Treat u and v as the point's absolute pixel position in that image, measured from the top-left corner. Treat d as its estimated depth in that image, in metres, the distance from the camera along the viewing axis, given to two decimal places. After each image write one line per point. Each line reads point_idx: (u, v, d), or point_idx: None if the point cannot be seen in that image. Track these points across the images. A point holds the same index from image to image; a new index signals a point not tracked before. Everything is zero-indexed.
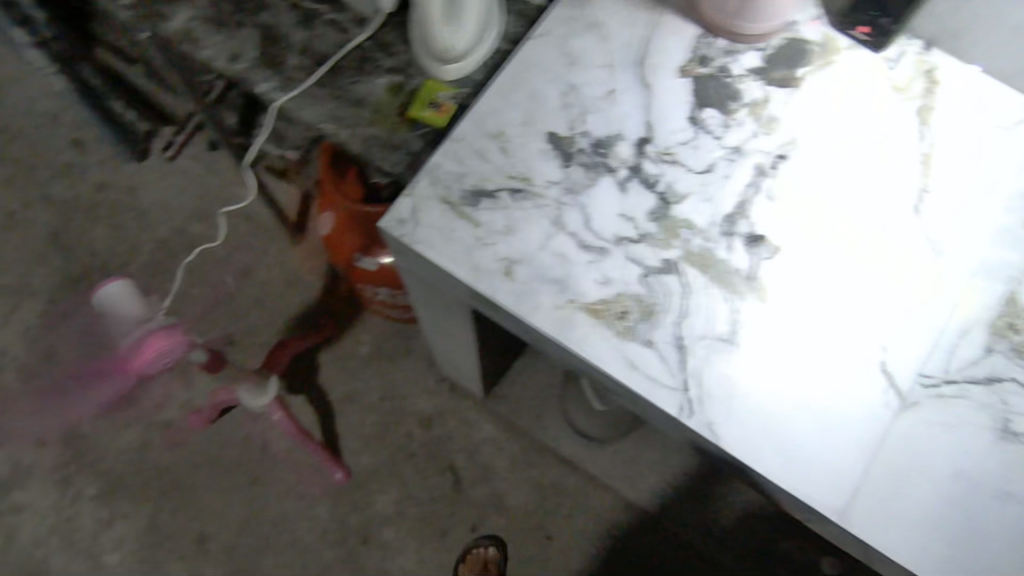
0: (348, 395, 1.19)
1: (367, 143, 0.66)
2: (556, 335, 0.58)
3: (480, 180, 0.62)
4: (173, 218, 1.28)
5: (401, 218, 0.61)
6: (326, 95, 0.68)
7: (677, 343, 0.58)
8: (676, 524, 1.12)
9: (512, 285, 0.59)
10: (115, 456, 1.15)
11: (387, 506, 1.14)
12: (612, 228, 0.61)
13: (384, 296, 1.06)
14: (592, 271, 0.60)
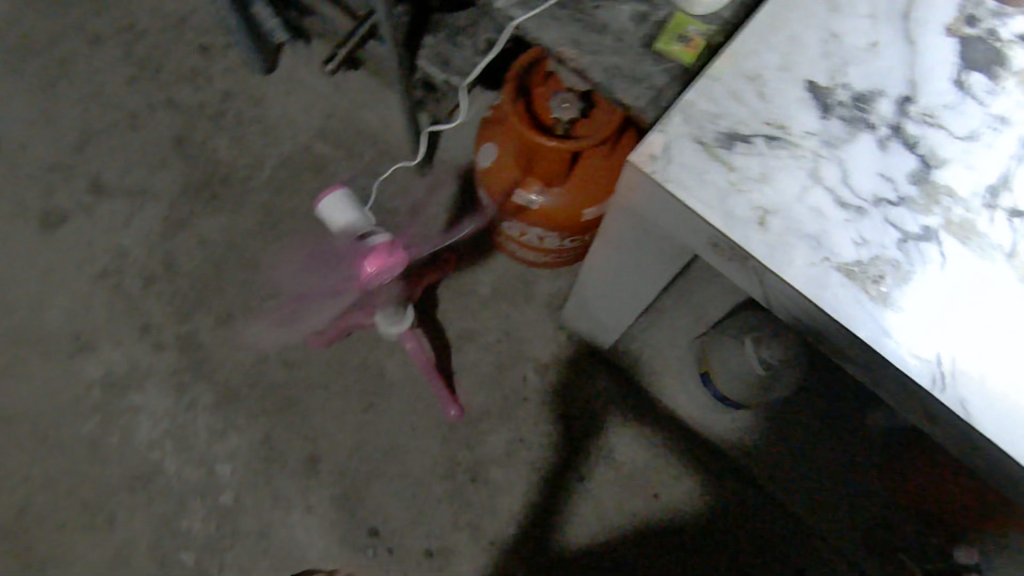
0: (465, 333, 1.18)
1: (608, 71, 0.64)
2: (809, 290, 0.56)
3: (735, 123, 0.60)
4: (299, 137, 1.26)
5: (653, 154, 0.59)
6: (565, 17, 0.66)
7: (935, 312, 0.56)
8: (787, 487, 1.13)
9: (766, 235, 0.58)
10: (231, 368, 1.16)
11: (498, 448, 1.14)
12: (871, 188, 0.59)
13: (531, 237, 1.03)
14: (849, 228, 0.58)
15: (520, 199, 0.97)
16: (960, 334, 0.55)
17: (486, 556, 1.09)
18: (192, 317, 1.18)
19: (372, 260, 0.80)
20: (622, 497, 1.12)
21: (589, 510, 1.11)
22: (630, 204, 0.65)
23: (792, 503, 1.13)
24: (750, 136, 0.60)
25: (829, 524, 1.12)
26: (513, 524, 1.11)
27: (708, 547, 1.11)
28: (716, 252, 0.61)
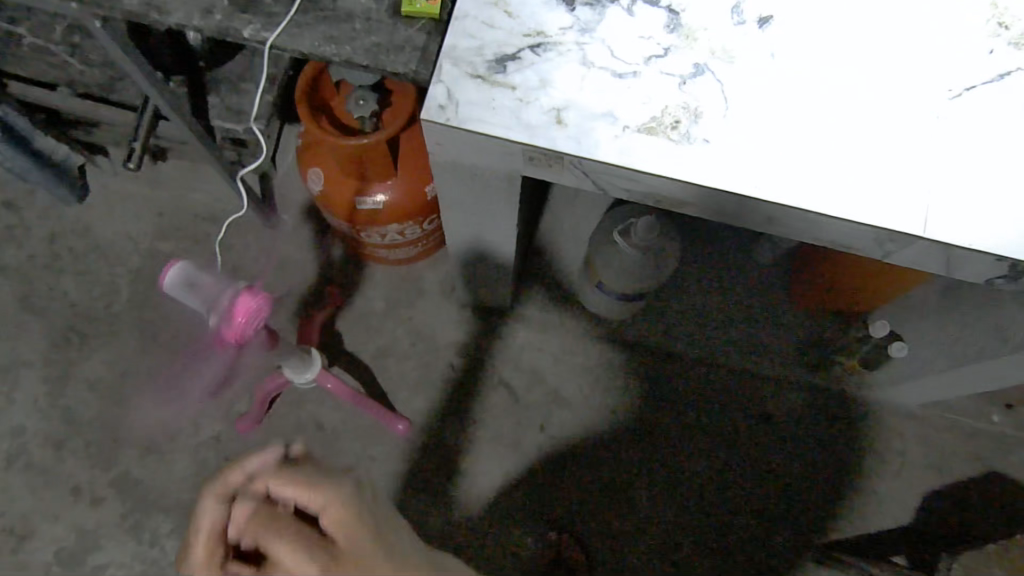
0: (380, 351, 1.19)
1: (372, 51, 0.67)
2: (624, 159, 0.62)
3: (500, 47, 0.64)
4: (141, 244, 1.24)
5: (441, 104, 0.63)
6: (312, 19, 0.67)
7: (730, 132, 0.62)
8: (720, 350, 1.19)
9: (567, 131, 0.62)
10: (178, 486, 1.15)
11: (455, 438, 1.16)
12: (636, 51, 0.64)
13: (391, 236, 1.06)
14: (633, 94, 0.63)
15: (364, 206, 0.99)
16: (758, 139, 0.61)
17: (488, 537, 1.13)
18: (119, 458, 1.16)
19: (237, 312, 0.81)
20: (584, 426, 1.17)
21: (559, 453, 1.16)
22: (447, 158, 0.68)
23: (731, 362, 1.18)
24: (518, 52, 0.64)
25: (770, 363, 1.18)
26: (499, 499, 1.14)
27: (678, 435, 1.16)
28: (536, 166, 0.66)
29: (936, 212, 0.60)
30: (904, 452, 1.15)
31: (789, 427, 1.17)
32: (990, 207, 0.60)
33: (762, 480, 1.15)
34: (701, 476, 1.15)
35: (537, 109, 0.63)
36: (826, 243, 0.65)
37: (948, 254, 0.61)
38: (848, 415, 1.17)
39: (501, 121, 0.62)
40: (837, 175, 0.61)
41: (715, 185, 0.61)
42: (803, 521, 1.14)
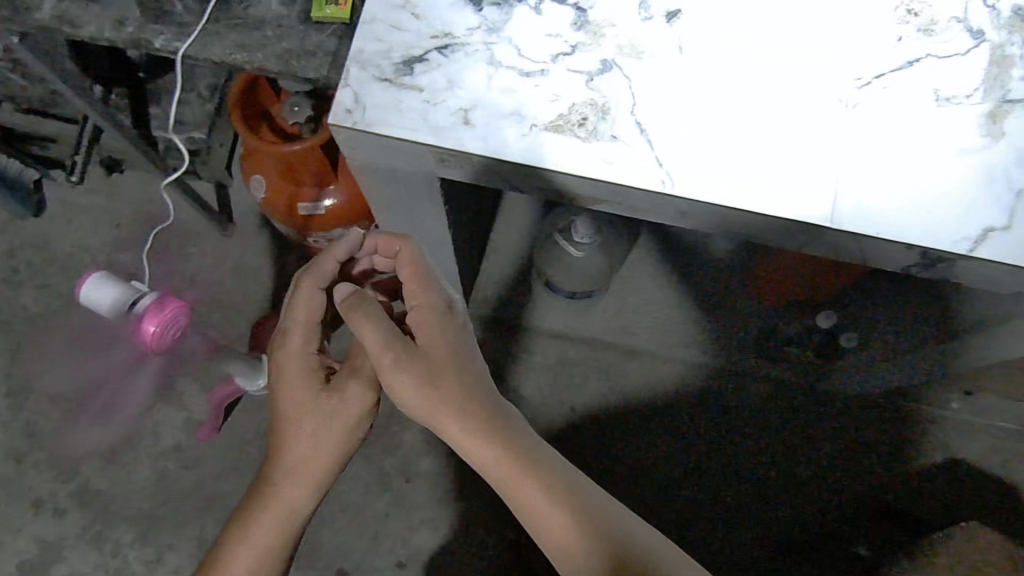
0: (338, 355, 1.19)
1: (284, 58, 0.67)
2: (532, 156, 0.61)
3: (407, 50, 0.64)
4: (99, 256, 1.24)
5: (348, 108, 0.62)
6: (224, 28, 0.68)
7: (637, 127, 0.61)
8: (680, 348, 1.18)
9: (474, 131, 0.62)
10: (140, 496, 1.15)
11: (414, 441, 1.16)
12: (543, 49, 0.63)
13: (338, 240, 1.05)
14: (540, 92, 0.62)
15: (307, 211, 0.99)
16: (668, 133, 0.61)
17: (449, 540, 1.13)
18: (80, 470, 1.16)
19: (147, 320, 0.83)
20: (544, 425, 1.16)
21: None
22: (363, 162, 0.68)
23: (691, 358, 1.18)
24: (425, 54, 0.64)
25: (732, 357, 1.17)
26: (461, 500, 1.14)
27: (639, 433, 1.16)
28: (449, 167, 0.65)
29: (844, 202, 0.59)
30: (861, 442, 1.15)
31: (750, 421, 1.16)
32: (899, 195, 0.59)
33: (726, 475, 1.15)
34: (663, 473, 1.15)
35: (445, 109, 0.62)
36: (743, 236, 0.65)
37: (859, 244, 0.60)
38: (811, 407, 1.16)
39: (409, 122, 0.62)
40: (749, 166, 0.60)
41: (621, 181, 0.60)
42: (765, 513, 1.14)
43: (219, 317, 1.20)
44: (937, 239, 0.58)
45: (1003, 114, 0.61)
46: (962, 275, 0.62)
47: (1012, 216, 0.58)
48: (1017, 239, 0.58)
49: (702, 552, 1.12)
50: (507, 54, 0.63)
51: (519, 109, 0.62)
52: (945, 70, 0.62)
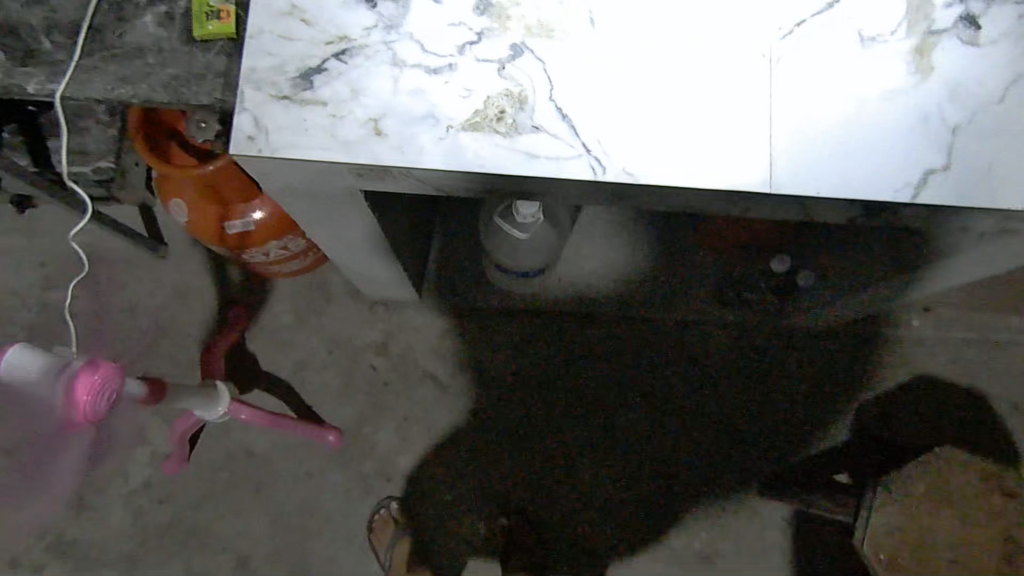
0: (297, 365, 1.16)
1: (171, 85, 0.62)
2: (453, 159, 0.57)
3: (303, 61, 0.59)
4: (29, 298, 1.17)
5: (249, 135, 0.58)
6: (100, 62, 0.62)
7: (559, 114, 0.58)
8: (642, 307, 1.15)
9: (387, 141, 0.58)
10: (118, 538, 1.11)
11: (390, 440, 1.14)
12: (448, 41, 0.59)
13: (275, 252, 1.01)
14: (451, 89, 0.58)
15: (236, 229, 0.94)
16: (592, 114, 0.57)
17: (439, 533, 1.11)
18: (50, 523, 1.11)
19: None
20: (515, 404, 1.15)
21: (498, 435, 1.14)
22: (277, 185, 0.64)
23: (654, 315, 1.16)
24: (322, 64, 0.59)
25: (697, 308, 1.15)
26: (446, 491, 1.12)
27: (613, 397, 1.15)
28: (368, 180, 0.61)
29: (781, 164, 0.56)
30: (831, 374, 1.15)
31: (721, 369, 1.15)
32: (836, 148, 0.57)
33: (704, 427, 1.14)
34: (641, 435, 1.14)
35: (353, 121, 0.58)
36: (684, 208, 0.62)
37: (801, 203, 0.58)
38: (779, 349, 1.16)
39: (317, 141, 0.58)
40: (681, 138, 0.57)
41: (550, 173, 0.57)
42: (749, 461, 1.13)
43: (167, 345, 1.16)
44: (879, 188, 0.56)
45: (931, 47, 0.58)
46: (909, 219, 0.60)
47: (951, 153, 0.57)
48: (961, 177, 0.56)
49: (694, 505, 1.12)
50: (411, 53, 0.59)
51: (432, 111, 0.58)
52: (867, 8, 0.59)
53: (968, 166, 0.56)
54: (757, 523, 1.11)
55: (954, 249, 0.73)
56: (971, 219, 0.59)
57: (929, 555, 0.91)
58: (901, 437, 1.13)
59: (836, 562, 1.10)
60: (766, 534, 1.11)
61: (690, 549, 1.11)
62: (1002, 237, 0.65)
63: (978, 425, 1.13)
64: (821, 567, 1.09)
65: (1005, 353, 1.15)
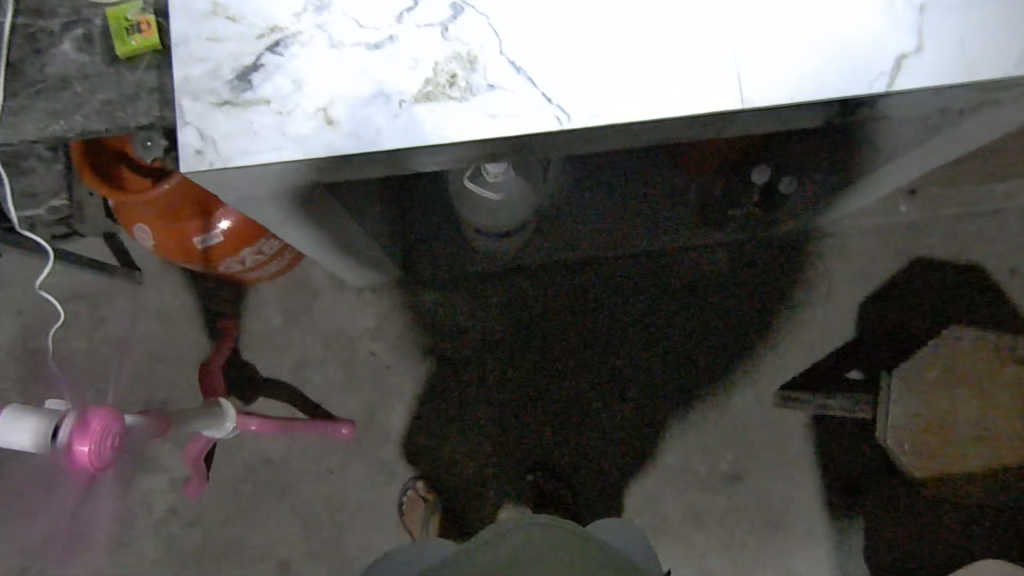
0: (297, 365, 1.14)
1: (106, 111, 0.59)
2: (414, 134, 0.55)
3: (236, 61, 0.56)
4: (13, 350, 1.14)
5: (198, 149, 0.55)
6: (26, 100, 0.59)
7: (512, 68, 0.55)
8: (629, 246, 1.15)
9: (341, 129, 0.55)
10: (155, 568, 1.11)
11: (404, 421, 1.13)
12: (383, 12, 0.56)
13: (250, 258, 0.98)
14: (397, 62, 0.55)
15: (206, 244, 0.91)
16: (547, 61, 0.55)
17: (470, 502, 1.11)
18: (85, 566, 1.11)
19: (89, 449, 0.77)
20: (520, 362, 1.14)
21: (509, 395, 1.13)
22: (238, 194, 0.61)
23: (641, 250, 1.15)
24: (257, 60, 0.56)
25: (682, 236, 1.15)
26: (470, 460, 1.12)
27: (616, 339, 1.14)
28: (330, 172, 0.59)
29: (748, 78, 0.54)
30: (826, 275, 1.14)
31: (717, 290, 1.15)
32: (802, 51, 0.55)
33: (711, 351, 1.14)
34: (651, 371, 1.14)
35: (302, 114, 0.55)
36: (657, 140, 0.60)
37: (775, 114, 0.56)
38: (772, 260, 1.15)
39: (269, 142, 0.55)
40: (642, 69, 0.55)
41: (515, 131, 0.55)
42: (760, 375, 1.13)
43: (162, 370, 1.14)
44: (852, 84, 0.54)
45: None
46: (886, 108, 0.59)
47: (920, 34, 0.55)
48: (932, 57, 0.54)
49: (714, 427, 1.12)
50: (347, 31, 0.56)
51: (382, 88, 0.55)
52: None
53: (939, 44, 0.55)
54: (779, 433, 1.12)
55: (932, 130, 0.71)
56: (949, 98, 0.57)
57: (953, 433, 0.92)
58: (907, 326, 1.12)
59: (862, 455, 1.11)
60: (789, 442, 1.12)
61: (719, 471, 1.11)
62: (981, 109, 0.63)
63: (979, 296, 1.13)
64: (848, 464, 1.10)
65: (994, 222, 1.15)
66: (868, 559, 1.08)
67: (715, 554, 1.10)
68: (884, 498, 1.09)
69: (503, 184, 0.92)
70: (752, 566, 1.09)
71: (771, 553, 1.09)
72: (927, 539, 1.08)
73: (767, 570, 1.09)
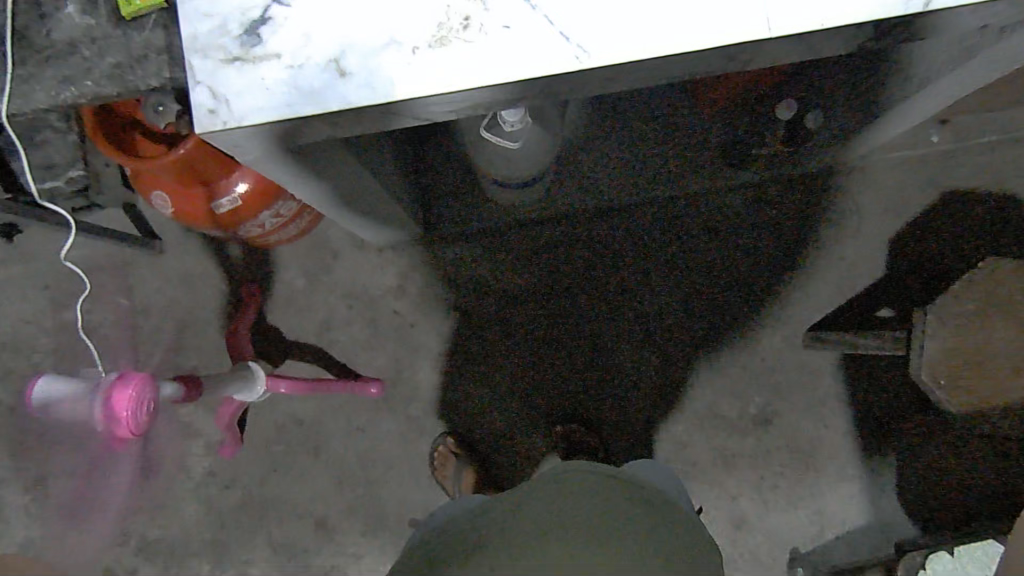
0: (322, 326, 1.15)
1: (116, 75, 0.57)
2: (427, 82, 0.53)
3: (243, 14, 0.54)
4: (45, 323, 1.16)
5: (210, 109, 0.54)
6: (36, 67, 0.58)
7: (527, 6, 0.53)
8: (652, 193, 1.13)
9: (354, 80, 0.54)
10: (197, 529, 1.14)
11: (430, 376, 1.14)
12: None
13: (268, 221, 0.98)
14: (407, 6, 0.53)
15: (223, 208, 0.91)
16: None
17: (501, 453, 1.12)
18: (130, 528, 1.14)
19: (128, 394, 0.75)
20: (545, 314, 1.13)
21: (534, 347, 1.13)
22: (255, 154, 0.60)
23: (663, 196, 1.13)
24: (264, 12, 0.54)
25: (701, 179, 1.12)
26: (498, 413, 1.13)
27: (640, 285, 1.13)
28: (345, 126, 0.58)
29: (773, 4, 0.52)
30: (855, 215, 1.12)
31: (741, 232, 1.12)
32: None
33: (737, 294, 1.12)
34: (677, 318, 1.12)
35: (312, 66, 0.54)
36: (681, 75, 0.58)
37: (803, 40, 0.54)
38: (798, 200, 1.12)
39: (279, 96, 0.54)
40: (661, 5, 0.52)
41: (532, 72, 0.53)
42: (790, 318, 1.11)
43: (191, 336, 1.15)
44: (885, 5, 0.52)
45: None
46: (922, 30, 0.56)
47: None
48: None
49: (740, 370, 1.11)
50: None
51: (393, 37, 0.53)
52: None
53: None
54: (809, 374, 1.11)
55: (971, 50, 0.68)
56: (988, 14, 0.55)
57: (988, 368, 0.90)
58: (939, 262, 1.10)
59: (893, 394, 1.09)
60: (820, 382, 1.11)
61: (749, 415, 1.11)
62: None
63: (1011, 226, 1.10)
64: (879, 402, 1.10)
65: None
66: (901, 496, 1.08)
67: (747, 496, 1.10)
68: (915, 435, 1.09)
69: (520, 133, 0.90)
70: (783, 507, 1.10)
71: (803, 494, 1.10)
72: (961, 475, 1.07)
73: (799, 509, 1.09)
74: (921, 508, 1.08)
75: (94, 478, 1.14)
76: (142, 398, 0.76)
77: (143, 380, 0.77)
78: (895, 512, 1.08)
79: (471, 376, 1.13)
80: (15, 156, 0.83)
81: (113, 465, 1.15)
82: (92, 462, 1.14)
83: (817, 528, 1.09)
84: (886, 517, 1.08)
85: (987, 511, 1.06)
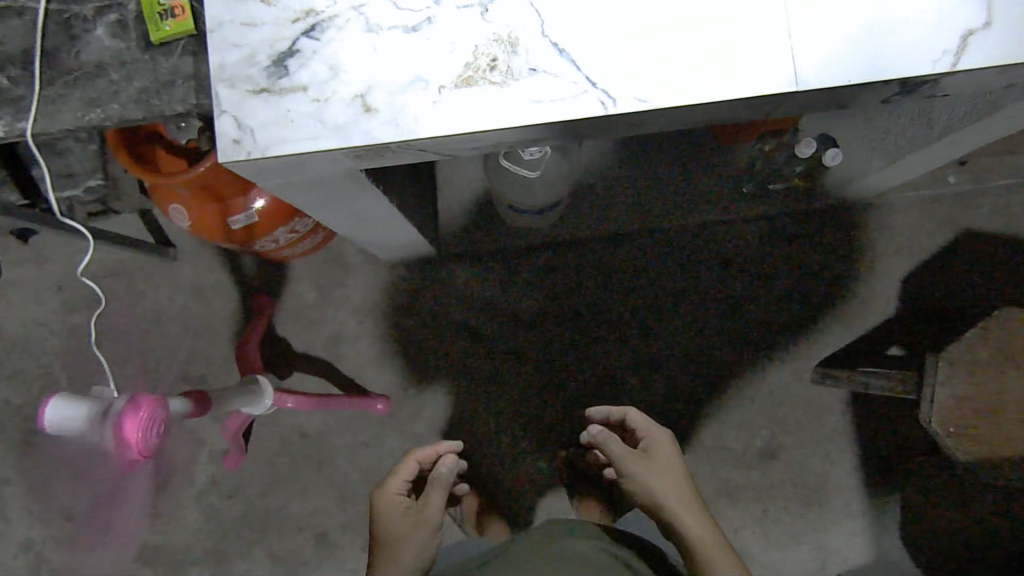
0: (331, 341, 1.15)
1: (142, 99, 0.58)
2: (451, 121, 0.53)
3: (272, 46, 0.54)
4: (56, 325, 1.16)
5: (235, 138, 0.54)
6: (63, 88, 0.58)
7: (555, 50, 0.53)
8: (666, 222, 1.13)
9: (379, 116, 0.54)
10: (199, 538, 1.14)
11: (437, 395, 1.14)
12: None
13: (283, 237, 0.98)
14: (435, 45, 0.54)
15: (239, 224, 0.91)
16: (592, 45, 0.53)
17: (504, 477, 1.12)
18: (131, 534, 1.14)
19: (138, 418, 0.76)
20: (554, 339, 1.13)
21: (542, 371, 1.13)
22: (276, 182, 0.61)
23: (676, 226, 1.13)
24: (293, 45, 0.54)
25: (715, 210, 1.12)
26: (503, 436, 1.12)
27: (650, 314, 1.13)
28: (368, 160, 0.58)
29: (801, 59, 0.52)
30: (869, 252, 1.11)
31: (754, 265, 1.12)
32: (859, 25, 0.52)
33: (747, 327, 1.12)
34: (686, 349, 1.12)
35: (338, 101, 0.54)
36: (704, 123, 0.58)
37: (829, 94, 0.54)
38: (811, 235, 1.12)
39: (303, 128, 0.54)
40: (689, 56, 0.53)
41: (557, 116, 0.53)
42: (800, 353, 1.11)
43: (201, 345, 1.15)
44: (913, 64, 0.52)
45: None
46: (948, 88, 0.56)
47: (989, 10, 0.52)
48: (1001, 34, 0.52)
49: (746, 403, 1.11)
50: (384, 16, 0.54)
51: (420, 76, 0.54)
52: None
53: (1011, 18, 0.52)
54: (816, 410, 1.10)
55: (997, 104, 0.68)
56: (1016, 74, 0.55)
57: (1001, 420, 0.86)
58: (952, 303, 1.10)
59: (900, 434, 1.09)
60: (827, 418, 1.10)
61: (755, 448, 1.11)
62: None
63: None
64: (885, 441, 1.09)
65: None
66: (904, 536, 1.08)
67: (749, 530, 1.09)
68: (921, 475, 1.08)
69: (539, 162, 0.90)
70: (786, 542, 1.09)
71: (806, 530, 1.09)
72: (966, 518, 1.07)
73: (802, 545, 1.09)
74: (924, 549, 1.07)
75: (97, 482, 1.14)
76: (152, 418, 0.77)
77: (153, 401, 0.78)
78: (899, 553, 1.08)
79: (478, 396, 1.13)
80: (35, 163, 0.86)
81: (117, 470, 1.15)
82: (96, 467, 1.14)
83: (818, 564, 1.08)
84: (889, 557, 1.08)
85: (991, 556, 1.06)
